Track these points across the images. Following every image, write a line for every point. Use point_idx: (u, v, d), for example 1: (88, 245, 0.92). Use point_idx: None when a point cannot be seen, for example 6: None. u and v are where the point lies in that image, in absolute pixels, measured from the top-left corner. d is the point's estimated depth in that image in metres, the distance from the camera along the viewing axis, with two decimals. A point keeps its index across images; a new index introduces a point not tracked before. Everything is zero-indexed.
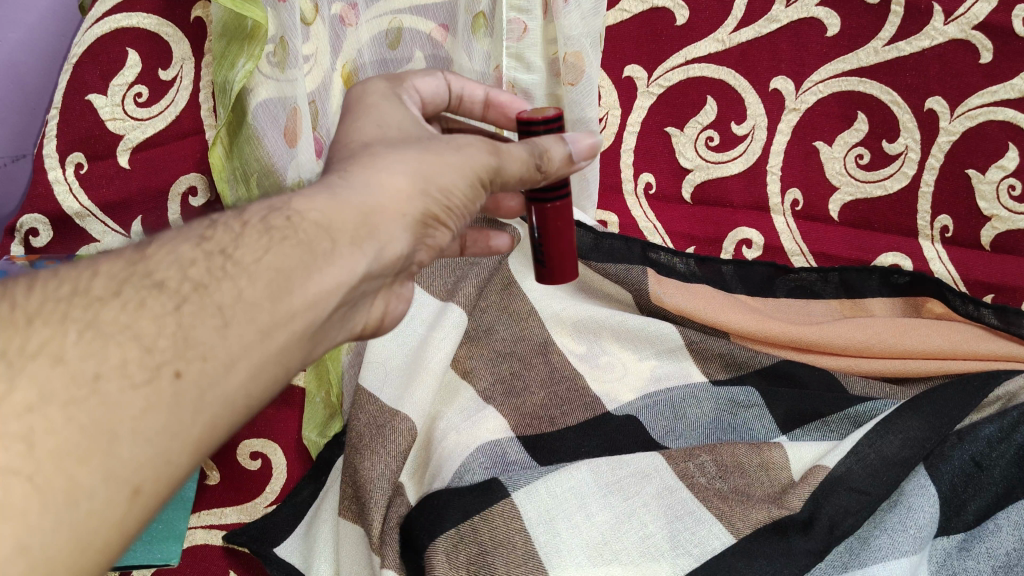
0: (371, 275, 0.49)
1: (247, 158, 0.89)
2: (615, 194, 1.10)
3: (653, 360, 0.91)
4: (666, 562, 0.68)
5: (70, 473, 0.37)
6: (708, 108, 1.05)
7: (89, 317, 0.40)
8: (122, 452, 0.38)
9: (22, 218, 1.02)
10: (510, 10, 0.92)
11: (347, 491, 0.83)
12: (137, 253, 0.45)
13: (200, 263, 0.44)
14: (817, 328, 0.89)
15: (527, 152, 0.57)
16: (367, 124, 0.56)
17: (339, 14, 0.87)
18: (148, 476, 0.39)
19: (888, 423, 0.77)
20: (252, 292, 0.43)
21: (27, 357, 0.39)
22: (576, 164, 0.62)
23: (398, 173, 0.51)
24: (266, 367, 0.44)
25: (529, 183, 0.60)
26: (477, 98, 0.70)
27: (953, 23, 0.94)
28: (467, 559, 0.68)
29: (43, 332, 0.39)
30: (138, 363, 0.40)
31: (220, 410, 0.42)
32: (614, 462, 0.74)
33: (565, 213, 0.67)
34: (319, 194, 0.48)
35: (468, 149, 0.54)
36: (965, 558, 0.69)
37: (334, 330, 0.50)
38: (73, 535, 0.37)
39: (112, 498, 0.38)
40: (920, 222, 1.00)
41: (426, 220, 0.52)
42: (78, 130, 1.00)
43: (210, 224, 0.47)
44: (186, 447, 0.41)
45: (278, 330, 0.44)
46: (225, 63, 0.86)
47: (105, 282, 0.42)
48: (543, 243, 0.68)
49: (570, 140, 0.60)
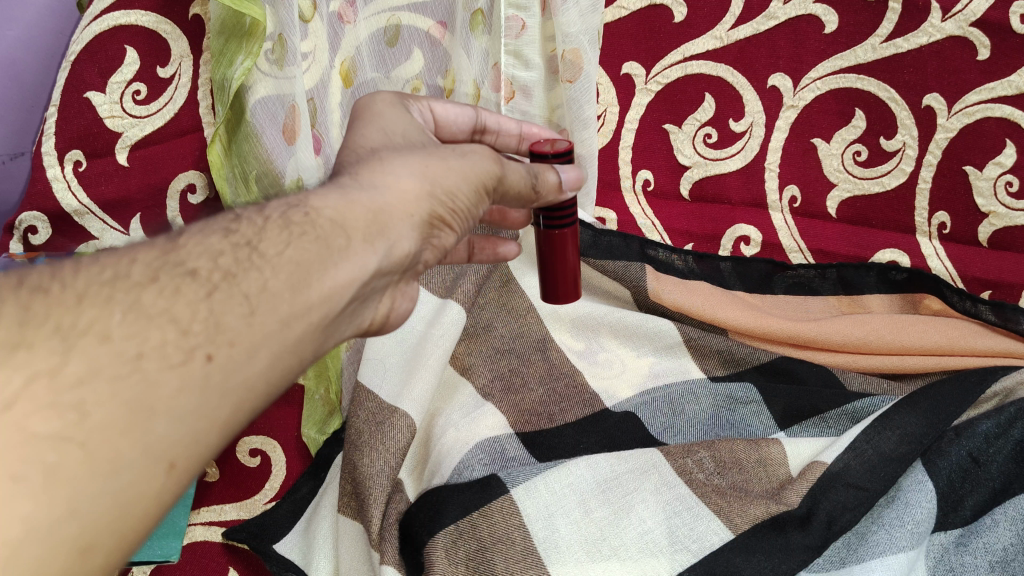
0: (382, 272, 0.49)
1: (246, 156, 0.88)
2: (613, 190, 1.11)
3: (651, 356, 0.92)
4: (665, 558, 0.68)
5: (113, 445, 0.37)
6: (706, 105, 1.05)
7: (131, 299, 0.40)
8: (157, 432, 0.38)
9: (22, 215, 1.02)
10: (510, 7, 0.95)
11: (348, 487, 0.83)
12: (169, 243, 0.44)
13: (228, 254, 0.44)
14: (815, 324, 0.90)
15: (525, 171, 0.60)
16: (381, 128, 0.58)
17: (337, 11, 0.86)
18: (182, 451, 0.39)
19: (886, 419, 0.77)
20: (276, 283, 0.43)
21: (78, 333, 0.38)
22: (565, 195, 0.65)
23: (409, 177, 0.52)
24: (284, 357, 0.44)
25: (525, 202, 0.62)
26: (512, 131, 0.72)
27: (951, 19, 0.93)
28: (467, 553, 0.69)
29: (91, 312, 0.39)
30: (175, 345, 0.40)
31: (243, 395, 0.42)
32: (614, 458, 0.75)
33: (570, 238, 0.71)
34: (333, 193, 0.49)
35: (473, 155, 0.56)
36: (962, 553, 0.69)
37: (344, 325, 0.50)
38: (116, 502, 0.37)
39: (148, 472, 0.38)
40: (919, 218, 1.00)
41: (432, 220, 0.52)
42: (75, 128, 0.99)
43: (234, 218, 0.47)
44: (213, 428, 0.41)
45: (297, 321, 0.44)
46: (223, 61, 0.84)
47: (142, 268, 0.42)
48: (553, 267, 0.72)
49: (562, 171, 0.64)
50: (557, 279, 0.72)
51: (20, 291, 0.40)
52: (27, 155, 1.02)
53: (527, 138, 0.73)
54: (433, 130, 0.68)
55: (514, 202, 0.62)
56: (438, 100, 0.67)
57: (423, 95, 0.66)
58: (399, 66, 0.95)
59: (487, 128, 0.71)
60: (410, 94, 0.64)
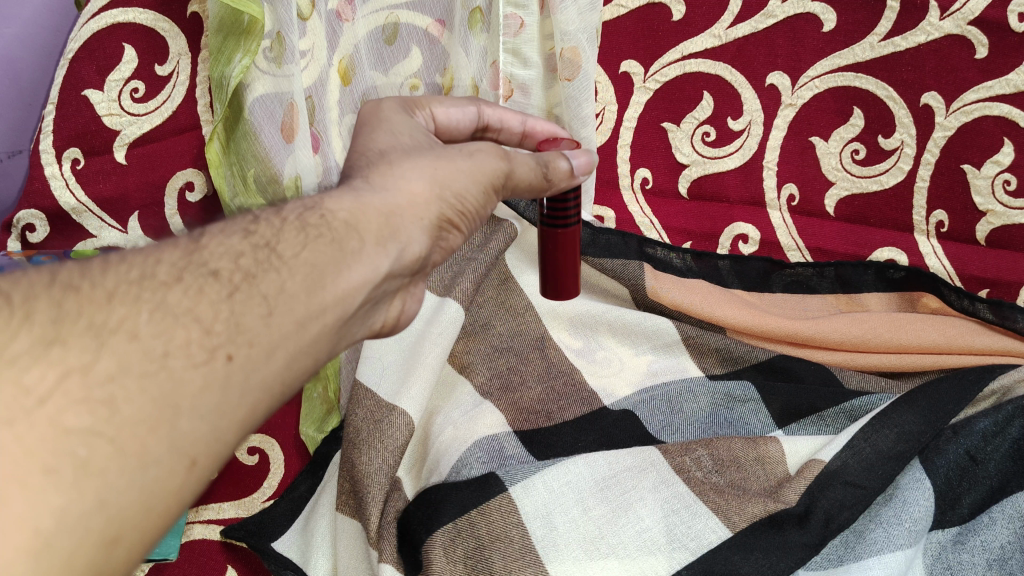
0: (392, 275, 0.49)
1: (244, 154, 0.90)
2: (612, 189, 1.10)
3: (649, 354, 0.92)
4: (663, 555, 0.68)
5: (141, 440, 0.36)
6: (704, 103, 1.05)
7: (157, 299, 0.40)
8: (182, 430, 0.38)
9: (19, 214, 1.03)
10: (507, 5, 0.94)
11: (344, 484, 0.82)
12: (192, 242, 0.44)
13: (248, 255, 0.44)
14: (813, 323, 0.90)
15: (533, 161, 0.61)
16: (389, 131, 0.58)
17: (334, 9, 0.86)
18: (204, 448, 0.39)
19: (884, 417, 0.76)
20: (292, 285, 0.43)
21: (108, 331, 0.38)
22: (576, 179, 0.65)
23: (418, 181, 0.52)
24: (301, 357, 0.43)
25: (536, 192, 0.63)
26: (514, 127, 0.72)
27: (949, 19, 0.93)
28: (465, 552, 0.69)
29: (121, 310, 0.39)
30: (198, 344, 0.39)
31: (261, 394, 0.42)
32: (613, 456, 0.75)
33: (574, 237, 0.71)
34: (346, 196, 0.49)
35: (479, 155, 0.56)
36: (959, 551, 0.69)
37: (356, 327, 0.50)
38: (142, 497, 0.36)
39: (171, 468, 0.37)
40: (916, 216, 1.01)
41: (441, 224, 0.53)
42: (73, 126, 1.00)
43: (253, 220, 0.47)
44: (233, 425, 0.40)
45: (312, 322, 0.44)
46: (221, 58, 0.85)
47: (168, 268, 0.42)
48: (550, 266, 0.73)
49: (572, 157, 0.64)
50: (557, 277, 0.73)
51: (52, 289, 0.39)
52: (25, 154, 0.96)
53: (531, 133, 0.73)
54: (434, 133, 0.67)
55: (525, 194, 0.62)
56: (439, 104, 0.66)
57: (424, 98, 0.66)
58: (396, 64, 0.95)
59: (490, 126, 0.71)
60: (413, 100, 0.64)
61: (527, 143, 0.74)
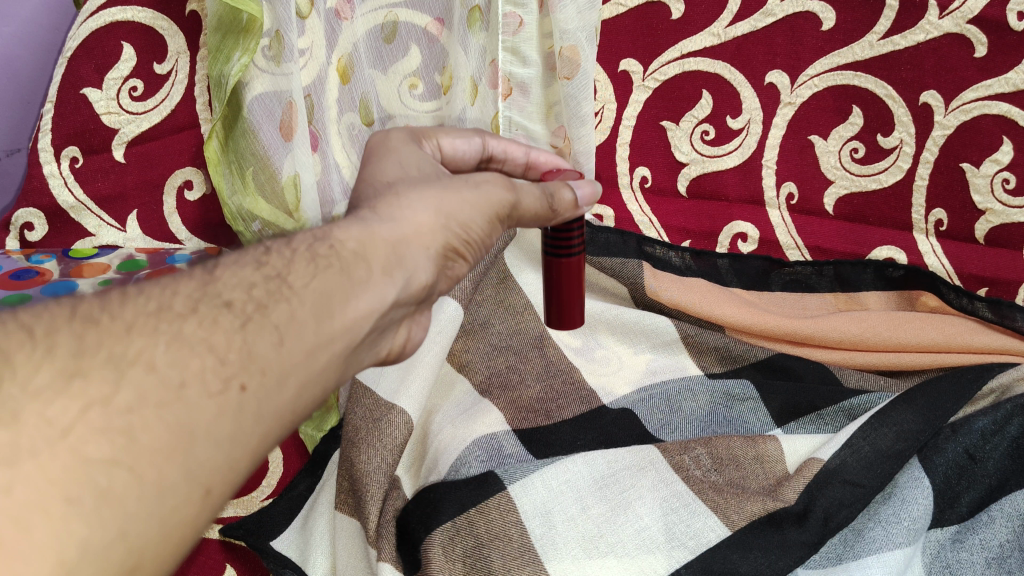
0: (399, 303, 0.49)
1: (243, 152, 0.90)
2: (610, 186, 1.11)
3: (648, 353, 0.93)
4: (661, 554, 0.67)
5: (159, 469, 0.36)
6: (703, 101, 1.05)
7: (174, 329, 0.39)
8: (199, 457, 0.38)
9: (17, 213, 1.03)
10: (506, 5, 0.93)
11: (342, 483, 0.82)
12: (206, 274, 0.44)
13: (260, 286, 0.43)
14: (811, 322, 0.90)
15: (540, 192, 0.61)
16: (397, 163, 0.58)
17: (333, 7, 0.88)
18: (218, 477, 0.39)
19: (882, 415, 0.76)
20: (303, 313, 0.43)
21: (127, 361, 0.37)
22: (579, 209, 0.66)
23: (423, 210, 0.52)
24: (311, 386, 0.43)
25: (542, 221, 0.63)
26: (518, 159, 0.72)
27: (948, 17, 0.93)
28: (464, 551, 0.69)
29: (139, 342, 0.38)
30: (213, 373, 0.39)
31: (273, 423, 0.42)
32: (611, 455, 0.75)
33: (576, 266, 0.72)
34: (354, 226, 0.49)
35: (485, 186, 0.55)
36: (959, 550, 0.69)
37: (365, 354, 0.50)
38: (159, 526, 0.36)
39: (187, 496, 0.37)
40: (915, 215, 1.01)
41: (446, 253, 0.53)
42: (72, 123, 1.01)
43: (264, 251, 0.47)
44: (247, 453, 0.40)
45: (322, 351, 0.44)
46: (220, 57, 0.86)
47: (183, 300, 0.41)
48: (555, 290, 0.73)
49: (576, 187, 0.65)
50: (561, 307, 0.73)
51: (73, 321, 0.39)
52: (23, 152, 0.95)
53: (534, 164, 0.72)
54: (440, 162, 0.67)
55: (531, 223, 0.62)
56: (445, 134, 0.66)
57: (431, 128, 0.66)
58: (395, 63, 0.95)
59: (494, 157, 0.71)
60: (419, 131, 0.65)
61: (531, 174, 0.73)
